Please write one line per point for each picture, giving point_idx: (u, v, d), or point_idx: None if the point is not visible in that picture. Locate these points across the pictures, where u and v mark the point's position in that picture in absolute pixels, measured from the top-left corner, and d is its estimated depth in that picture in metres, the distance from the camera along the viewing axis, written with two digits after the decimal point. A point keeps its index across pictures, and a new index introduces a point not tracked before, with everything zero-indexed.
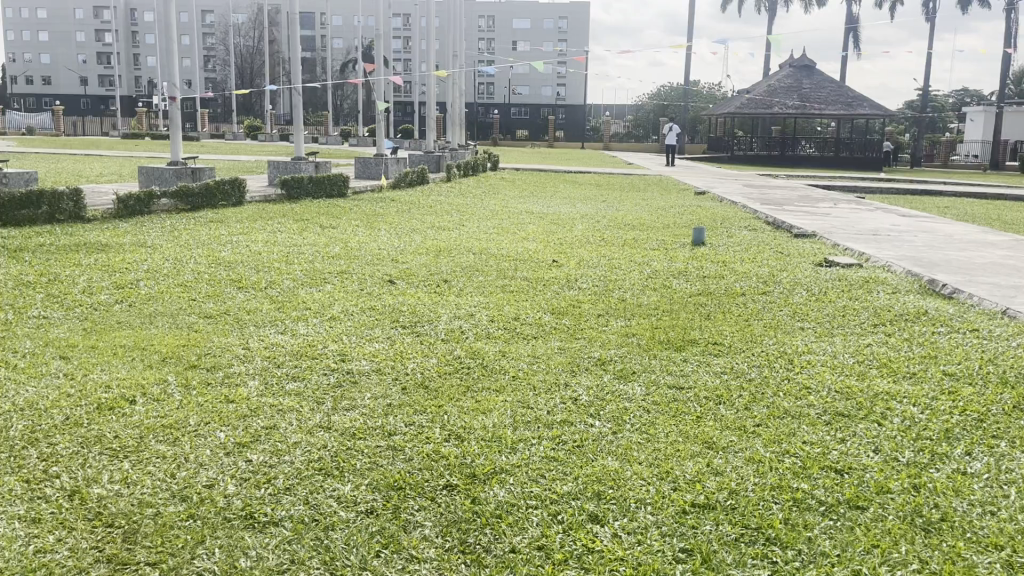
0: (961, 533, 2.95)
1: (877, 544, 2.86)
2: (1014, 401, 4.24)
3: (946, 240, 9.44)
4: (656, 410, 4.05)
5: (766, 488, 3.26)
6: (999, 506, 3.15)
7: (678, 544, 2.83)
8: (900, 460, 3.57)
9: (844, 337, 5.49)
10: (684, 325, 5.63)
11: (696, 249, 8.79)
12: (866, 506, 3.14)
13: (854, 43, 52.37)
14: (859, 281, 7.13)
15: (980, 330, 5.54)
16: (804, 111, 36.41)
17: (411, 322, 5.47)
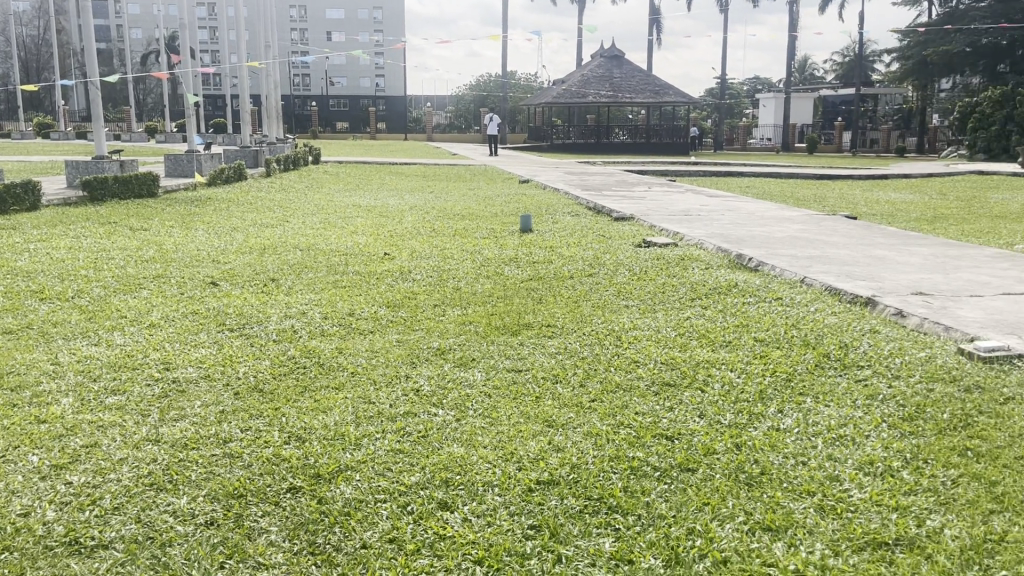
0: (779, 484, 3.22)
1: (707, 502, 3.07)
2: (815, 360, 4.68)
3: (748, 218, 10.21)
4: (496, 394, 4.13)
5: (605, 459, 3.40)
6: (809, 456, 3.46)
7: (526, 521, 2.90)
8: (722, 422, 3.84)
9: (666, 312, 5.81)
10: (518, 310, 5.75)
11: (524, 236, 9.00)
12: (696, 467, 3.36)
13: (657, 33, 55.37)
14: (676, 259, 7.56)
15: (782, 298, 6.06)
16: (616, 99, 38.05)
17: (238, 324, 5.25)
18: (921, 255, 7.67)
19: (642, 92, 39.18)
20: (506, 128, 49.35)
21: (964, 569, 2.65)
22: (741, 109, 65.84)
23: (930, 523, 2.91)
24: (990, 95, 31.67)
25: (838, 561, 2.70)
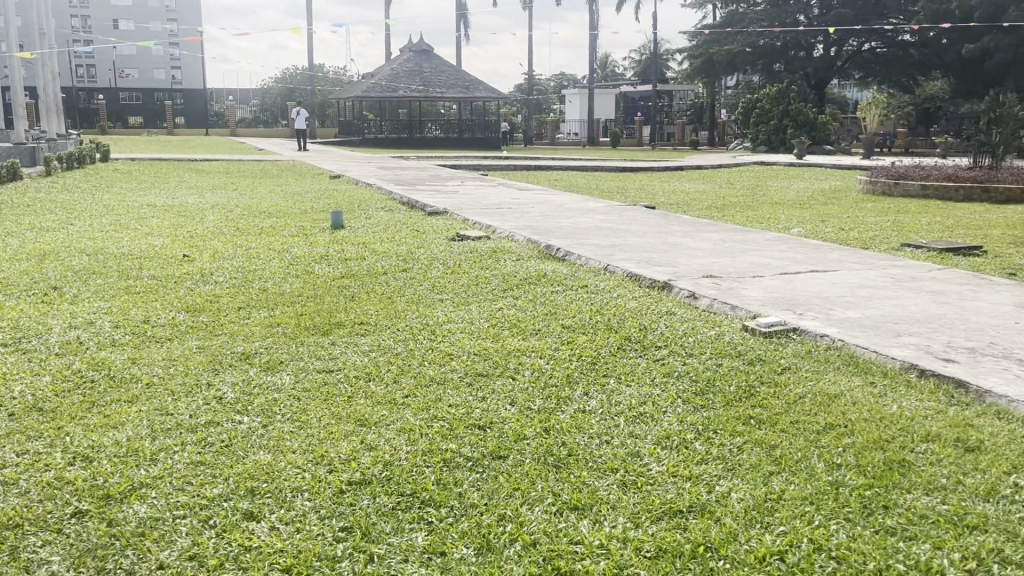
0: (584, 464, 3.36)
1: (517, 488, 3.14)
2: (618, 343, 4.92)
3: (556, 209, 10.56)
4: (306, 396, 4.02)
5: (417, 454, 3.40)
6: (612, 434, 3.64)
7: (337, 524, 2.85)
8: (532, 408, 3.94)
9: (478, 304, 5.89)
10: (329, 309, 5.63)
11: (335, 233, 8.81)
12: (506, 455, 3.43)
13: (465, 28, 55.96)
14: (488, 252, 7.68)
15: (588, 285, 6.31)
16: (427, 93, 38.09)
17: (14, 338, 4.77)
18: (711, 240, 8.26)
19: (453, 87, 39.47)
20: (316, 123, 48.10)
21: (748, 528, 2.88)
22: (550, 105, 67.97)
23: (719, 489, 3.15)
24: (768, 92, 34.59)
25: (638, 532, 2.86)
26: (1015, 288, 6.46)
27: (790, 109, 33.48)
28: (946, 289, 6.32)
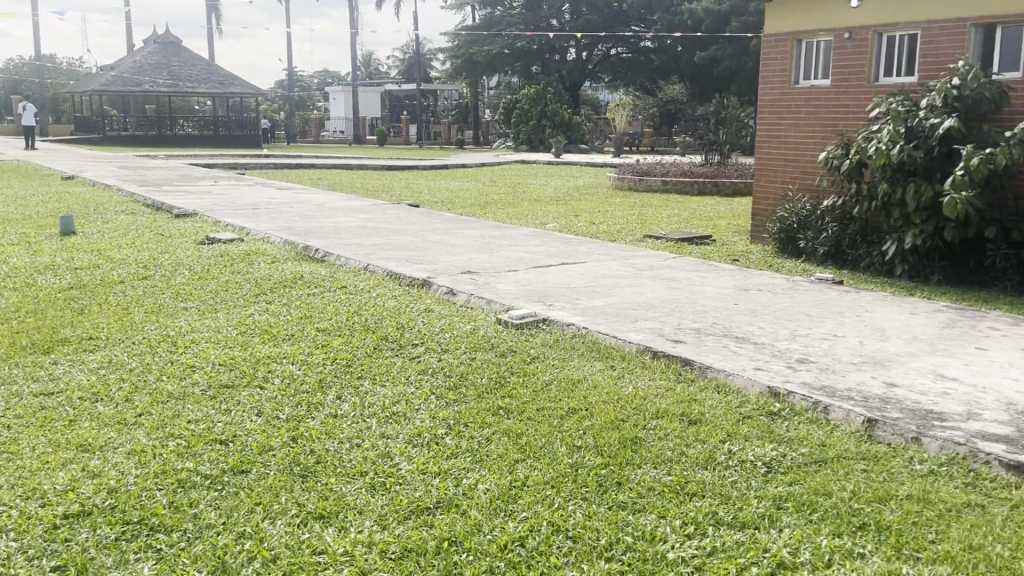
0: (333, 470, 3.28)
1: (259, 502, 3.00)
2: (374, 343, 4.87)
3: (316, 209, 10.29)
4: (18, 424, 3.59)
5: (149, 477, 3.15)
6: (363, 437, 3.59)
7: (48, 565, 2.56)
8: (280, 417, 3.79)
9: (227, 311, 5.57)
10: (52, 325, 5.07)
11: (64, 240, 7.98)
12: (250, 468, 3.27)
13: (217, 20, 53.11)
14: (241, 255, 7.31)
15: (346, 286, 6.19)
16: (177, 88, 35.72)
17: None
18: (470, 236, 8.45)
19: (206, 82, 37.33)
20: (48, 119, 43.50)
21: (492, 517, 2.95)
22: (314, 102, 66.35)
23: (466, 482, 3.20)
24: (527, 93, 36.00)
25: (384, 534, 2.83)
26: (736, 273, 7.22)
27: (548, 110, 35.09)
28: (679, 276, 6.92)
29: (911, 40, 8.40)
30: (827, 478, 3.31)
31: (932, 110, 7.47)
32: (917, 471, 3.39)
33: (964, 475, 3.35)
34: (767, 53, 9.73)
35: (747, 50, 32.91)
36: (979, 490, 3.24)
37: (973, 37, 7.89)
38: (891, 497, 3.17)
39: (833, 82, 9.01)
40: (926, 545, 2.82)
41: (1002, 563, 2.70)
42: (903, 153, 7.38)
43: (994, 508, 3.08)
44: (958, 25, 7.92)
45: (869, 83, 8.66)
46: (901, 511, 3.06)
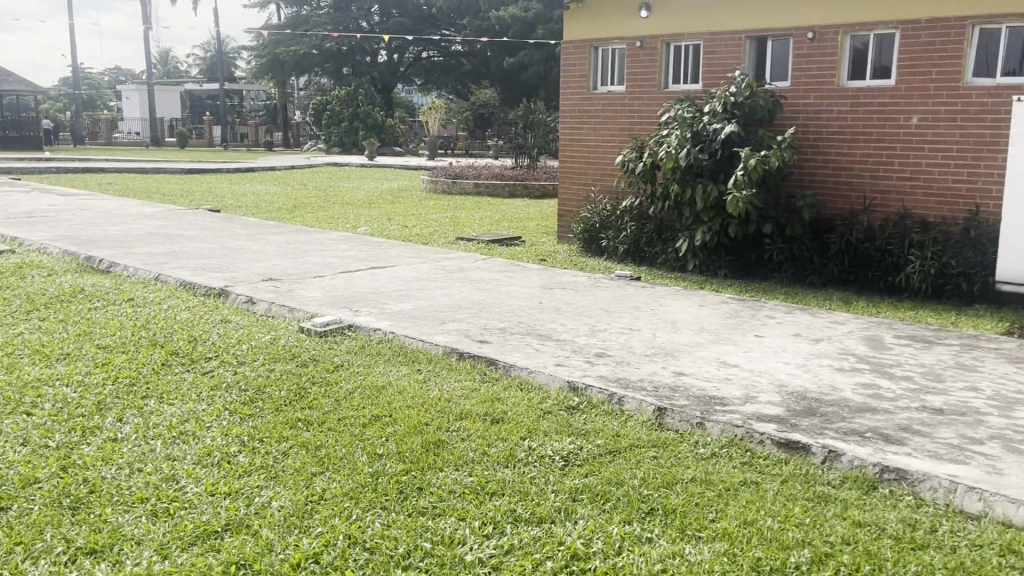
0: (109, 499, 3.03)
1: (19, 543, 2.71)
2: (162, 358, 4.55)
3: (103, 216, 9.53)
4: None
5: None
6: (146, 460, 3.33)
7: None
8: (49, 445, 3.45)
9: None
10: None
11: None
12: (10, 505, 2.95)
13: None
14: (10, 268, 6.62)
15: (134, 298, 5.77)
16: None
17: None
18: (274, 242, 8.14)
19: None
20: None
21: (285, 535, 2.84)
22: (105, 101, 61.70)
23: (258, 500, 3.05)
24: (337, 94, 35.32)
25: (166, 564, 2.64)
26: (542, 272, 7.42)
27: (359, 112, 34.60)
28: (486, 277, 7.01)
29: (695, 50, 9.02)
30: (620, 467, 3.45)
31: (714, 116, 8.03)
32: (701, 454, 3.63)
33: (742, 455, 3.62)
34: (566, 59, 10.10)
35: (554, 57, 34.02)
36: (754, 468, 3.50)
37: (748, 49, 8.61)
38: (677, 481, 3.35)
39: (628, 88, 9.49)
40: (707, 524, 3.00)
41: (771, 534, 2.92)
42: (691, 156, 7.89)
43: (766, 484, 3.33)
44: (734, 37, 8.59)
45: (659, 89, 9.20)
46: (686, 493, 3.25)
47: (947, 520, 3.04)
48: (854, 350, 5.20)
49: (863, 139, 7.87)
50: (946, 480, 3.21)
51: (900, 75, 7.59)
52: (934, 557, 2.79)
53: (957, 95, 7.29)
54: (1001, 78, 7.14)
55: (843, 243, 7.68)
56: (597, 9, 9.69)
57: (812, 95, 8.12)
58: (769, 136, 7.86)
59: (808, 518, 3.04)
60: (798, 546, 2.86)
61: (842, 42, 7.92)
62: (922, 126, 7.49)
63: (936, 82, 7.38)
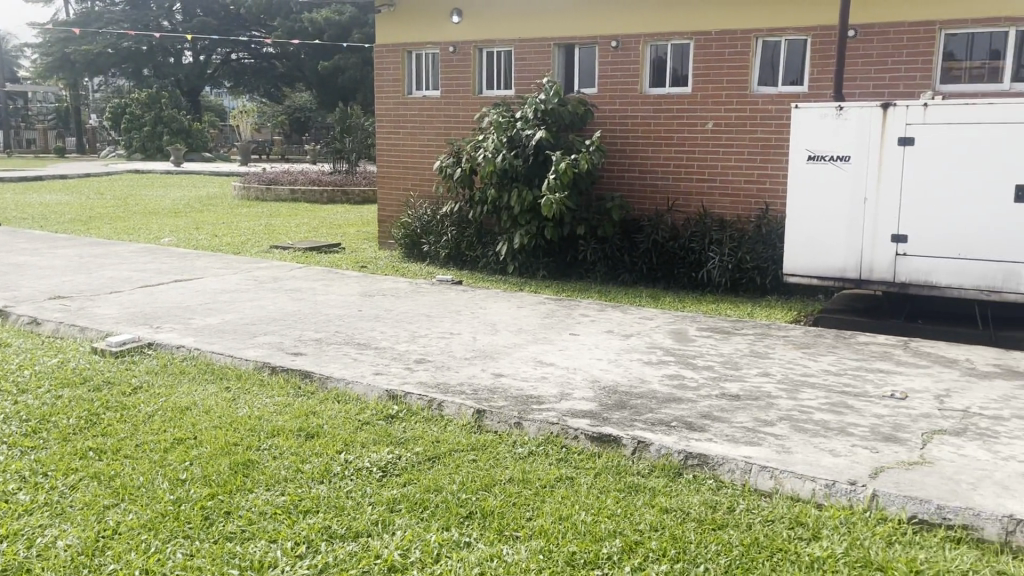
0: None
1: None
2: None
3: None
4: None
5: None
6: None
7: None
8: None
9: None
10: None
11: None
12: None
13: None
14: None
15: None
16: None
17: None
18: (64, 257, 7.49)
19: None
20: None
21: None
22: None
23: (41, 541, 2.77)
24: (138, 97, 33.13)
25: None
26: (361, 279, 7.29)
27: (163, 115, 32.65)
28: (303, 286, 6.80)
29: (507, 56, 9.20)
30: (439, 474, 3.43)
31: (525, 122, 8.15)
32: (519, 454, 3.67)
33: (557, 451, 3.70)
34: (380, 63, 10.00)
35: (370, 60, 33.58)
36: (569, 463, 3.59)
37: (557, 56, 8.88)
38: (495, 482, 3.37)
39: (443, 93, 9.53)
40: (523, 524, 3.04)
41: (584, 528, 3.00)
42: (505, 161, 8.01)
43: (581, 478, 3.42)
44: (543, 44, 8.84)
45: (474, 95, 9.31)
46: (504, 494, 3.27)
47: (743, 499, 3.25)
48: (662, 343, 5.48)
49: (665, 143, 8.33)
50: (743, 461, 3.43)
51: (695, 83, 8.09)
52: (733, 535, 2.96)
53: (745, 102, 7.86)
54: (782, 87, 7.79)
55: (651, 243, 8.05)
56: (409, 13, 9.66)
57: (618, 101, 8.49)
58: (578, 140, 8.12)
59: (619, 508, 3.15)
60: (609, 537, 2.95)
61: (643, 51, 8.35)
62: (716, 131, 8.03)
63: (727, 90, 7.94)
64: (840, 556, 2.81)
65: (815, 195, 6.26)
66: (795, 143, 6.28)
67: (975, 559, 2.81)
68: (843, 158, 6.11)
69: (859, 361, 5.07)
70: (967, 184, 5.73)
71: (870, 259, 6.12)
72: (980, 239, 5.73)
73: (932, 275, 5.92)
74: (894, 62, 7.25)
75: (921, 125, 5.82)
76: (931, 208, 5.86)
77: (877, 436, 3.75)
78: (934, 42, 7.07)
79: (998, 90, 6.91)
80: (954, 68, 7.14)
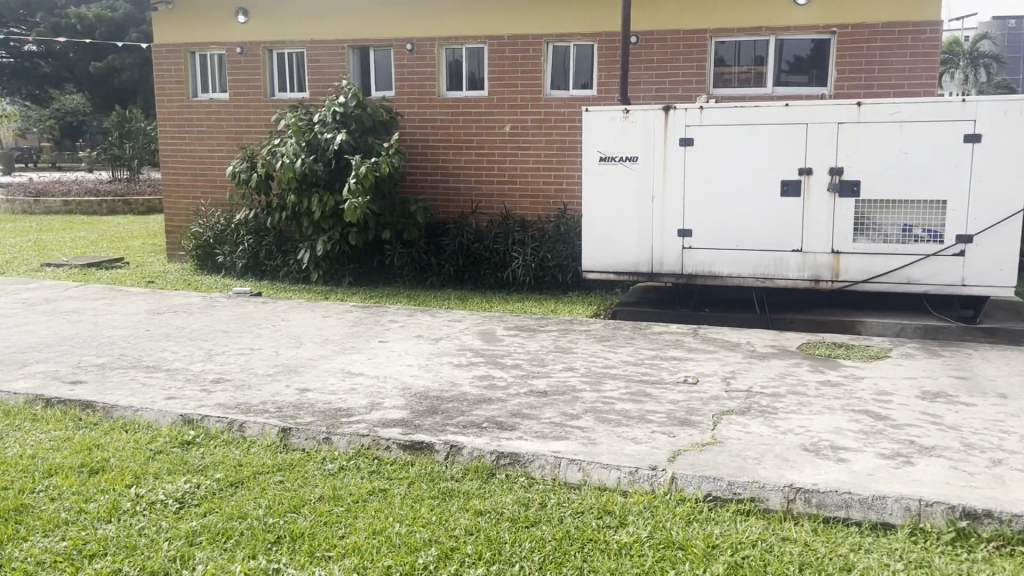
0: None
1: None
2: None
3: None
4: None
5: None
6: None
7: None
8: None
9: None
10: None
11: None
12: None
13: None
14: None
15: None
16: None
17: None
18: None
19: None
20: None
21: None
22: None
23: None
24: None
25: None
26: (149, 296, 6.78)
27: None
28: (80, 307, 6.22)
29: (299, 57, 8.92)
30: (242, 499, 3.24)
31: (325, 125, 7.94)
32: (329, 470, 3.55)
33: (369, 463, 3.61)
34: (159, 64, 9.36)
35: (150, 61, 31.35)
36: (381, 475, 3.51)
37: (352, 58, 8.73)
38: (304, 502, 3.23)
39: (232, 95, 9.08)
40: (336, 542, 2.93)
41: (399, 540, 2.94)
42: (305, 165, 7.72)
43: (394, 489, 3.36)
44: (336, 46, 8.64)
45: (266, 97, 8.95)
46: (314, 514, 3.14)
47: (554, 493, 3.33)
48: (470, 345, 5.51)
49: (465, 145, 8.41)
50: (552, 456, 3.51)
51: (491, 86, 8.23)
52: (545, 530, 3.02)
53: (540, 105, 8.10)
54: (574, 90, 8.10)
55: (456, 245, 8.07)
56: (190, 11, 9.12)
57: (416, 104, 8.48)
58: (378, 144, 8.00)
59: (434, 516, 3.12)
60: (425, 546, 2.91)
61: (438, 54, 8.39)
62: (514, 133, 8.22)
63: (522, 93, 8.14)
64: (644, 540, 2.94)
65: (608, 194, 6.55)
66: (587, 145, 6.54)
67: (762, 528, 3.04)
68: (632, 158, 6.44)
69: (654, 350, 5.36)
70: (741, 181, 6.21)
71: (660, 253, 6.49)
72: (754, 231, 6.24)
73: (714, 266, 6.38)
74: (672, 67, 7.73)
75: (698, 126, 6.25)
76: (710, 204, 6.31)
77: (674, 421, 3.97)
78: (707, 49, 7.62)
79: (762, 94, 7.58)
80: (725, 72, 7.74)
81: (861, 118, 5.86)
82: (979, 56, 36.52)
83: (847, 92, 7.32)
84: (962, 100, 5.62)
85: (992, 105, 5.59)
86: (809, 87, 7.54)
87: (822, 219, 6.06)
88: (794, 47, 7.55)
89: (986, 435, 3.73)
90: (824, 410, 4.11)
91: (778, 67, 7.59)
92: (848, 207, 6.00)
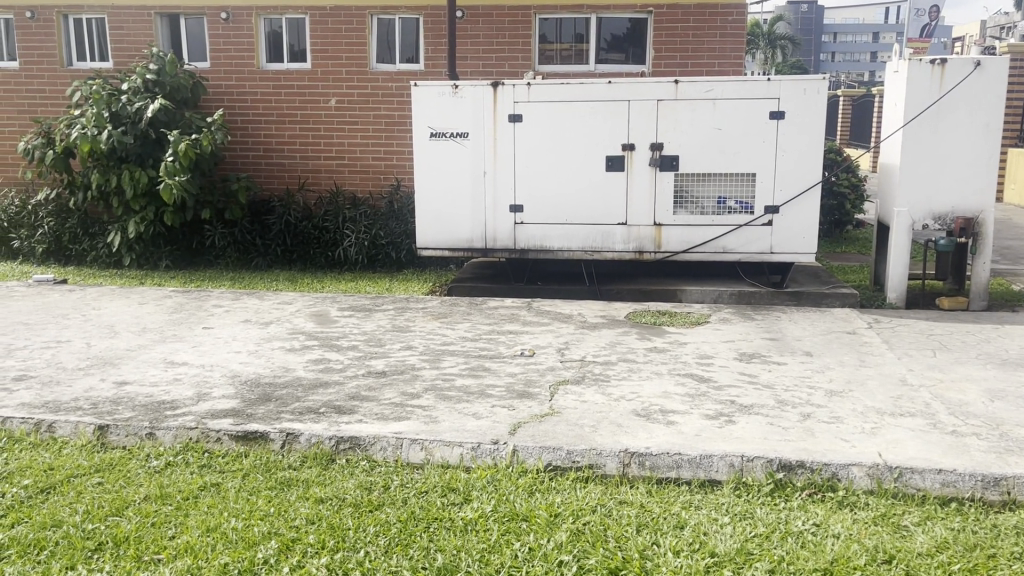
0: None
1: None
2: None
3: None
4: None
5: None
6: None
7: None
8: None
9: None
10: None
11: None
12: None
13: None
14: None
15: None
16: None
17: None
18: None
19: None
20: None
21: None
22: None
23: None
24: None
25: None
26: None
27: None
28: None
29: (99, 24, 8.22)
30: (56, 507, 2.97)
31: (133, 95, 7.38)
32: (153, 468, 3.32)
33: (198, 458, 3.41)
34: None
35: None
36: (212, 469, 3.33)
37: (160, 27, 8.13)
38: (127, 504, 3.01)
39: (22, 63, 8.26)
40: (165, 544, 2.75)
41: (235, 536, 2.80)
42: (112, 138, 7.13)
43: (227, 483, 3.19)
44: (141, 12, 8.01)
45: (63, 67, 8.21)
46: (139, 516, 2.93)
47: (396, 475, 3.28)
48: (302, 328, 5.32)
49: (288, 120, 8.08)
50: (393, 438, 3.46)
51: (313, 59, 7.95)
52: (390, 513, 2.97)
53: (366, 79, 7.91)
54: (400, 64, 7.97)
55: (283, 224, 7.72)
56: None
57: (233, 77, 8.05)
58: (197, 118, 7.55)
59: (272, 508, 2.99)
60: (263, 540, 2.78)
61: (257, 24, 7.98)
62: (340, 107, 7.99)
63: (346, 67, 7.91)
64: (489, 514, 2.96)
65: (439, 170, 6.51)
66: (416, 120, 6.45)
67: (601, 493, 3.14)
68: (463, 134, 6.42)
69: (491, 325, 5.40)
70: (569, 156, 6.35)
71: (492, 229, 6.54)
72: (581, 206, 6.42)
73: (546, 241, 6.51)
74: (498, 42, 7.76)
75: (527, 102, 6.32)
76: (539, 179, 6.41)
77: (513, 394, 4.03)
78: (530, 25, 7.70)
79: (585, 71, 7.81)
80: (547, 49, 7.88)
81: (678, 95, 6.15)
82: (777, 38, 39.21)
83: (663, 69, 7.65)
84: (768, 79, 6.02)
85: (792, 86, 6.02)
86: (627, 65, 7.82)
87: (644, 193, 6.32)
88: (612, 25, 7.80)
89: (797, 391, 4.04)
90: (653, 375, 4.31)
91: (597, 45, 7.82)
92: (669, 181, 6.28)
